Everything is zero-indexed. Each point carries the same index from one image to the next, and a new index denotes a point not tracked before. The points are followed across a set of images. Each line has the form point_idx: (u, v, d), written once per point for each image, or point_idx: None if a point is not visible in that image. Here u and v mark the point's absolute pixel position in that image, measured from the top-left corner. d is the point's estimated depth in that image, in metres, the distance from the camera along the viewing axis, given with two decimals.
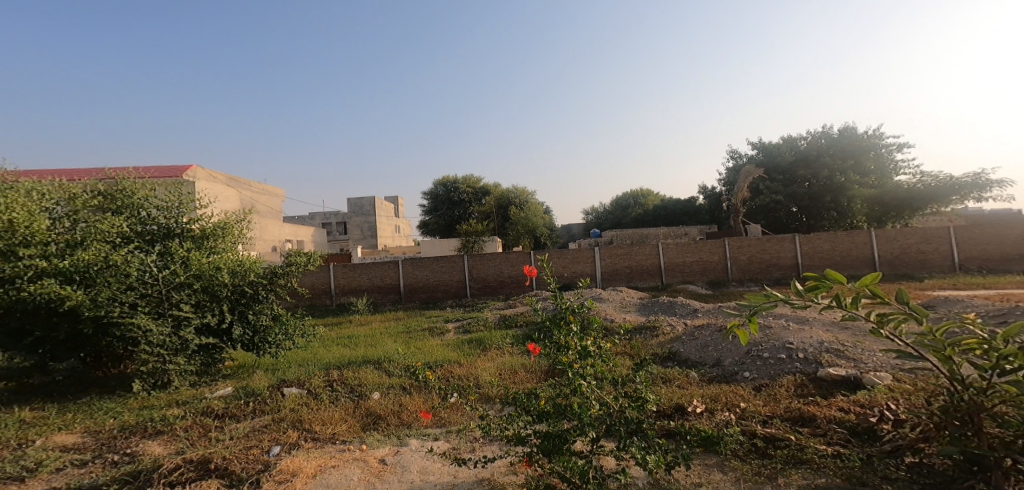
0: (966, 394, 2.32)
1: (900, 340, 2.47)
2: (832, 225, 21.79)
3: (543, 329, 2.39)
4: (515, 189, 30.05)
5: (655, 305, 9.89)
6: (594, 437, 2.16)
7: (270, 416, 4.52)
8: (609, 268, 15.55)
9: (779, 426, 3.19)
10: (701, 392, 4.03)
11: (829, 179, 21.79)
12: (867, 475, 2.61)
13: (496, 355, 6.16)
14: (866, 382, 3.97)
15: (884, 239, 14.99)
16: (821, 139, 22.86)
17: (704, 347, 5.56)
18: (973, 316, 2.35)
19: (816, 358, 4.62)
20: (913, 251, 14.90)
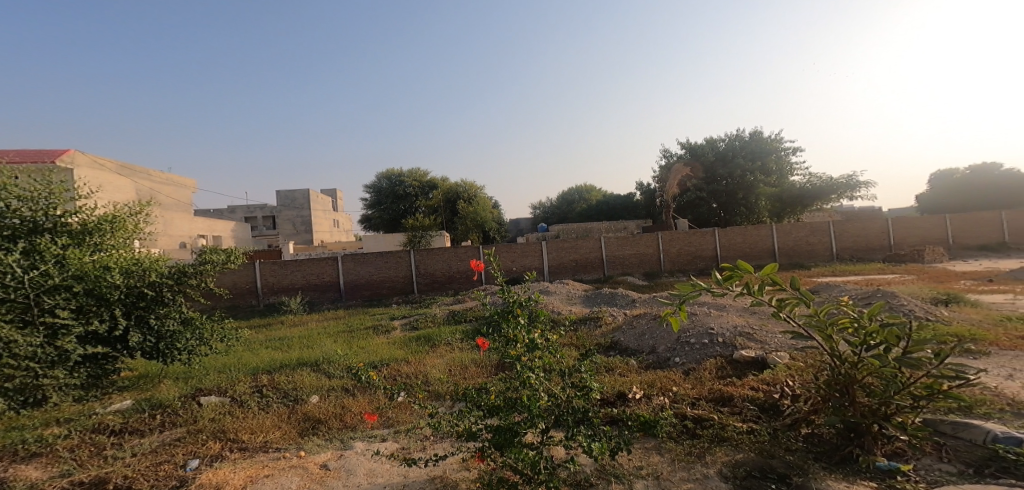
0: (842, 367, 2.70)
1: (793, 322, 2.80)
2: (743, 220, 24.06)
3: (489, 324, 2.47)
4: (464, 183, 29.44)
5: (599, 297, 10.29)
6: (543, 428, 2.26)
7: (184, 428, 4.11)
8: (555, 262, 15.87)
9: (704, 407, 3.48)
10: (636, 378, 4.29)
11: (741, 178, 23.92)
12: (774, 447, 2.91)
13: (445, 352, 6.08)
14: (771, 362, 4.44)
15: (782, 233, 16.77)
16: (735, 142, 24.89)
17: (642, 335, 5.88)
18: (845, 298, 2.74)
19: (731, 341, 5.08)
20: (804, 244, 16.82)
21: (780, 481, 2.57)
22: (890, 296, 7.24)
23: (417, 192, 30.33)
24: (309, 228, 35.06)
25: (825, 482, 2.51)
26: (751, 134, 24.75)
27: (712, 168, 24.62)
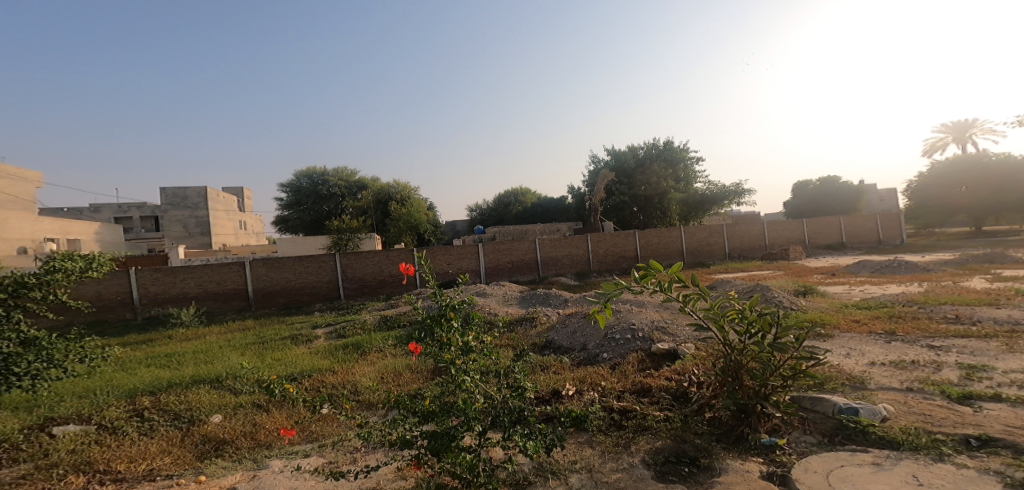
0: (733, 354, 3.01)
1: (694, 314, 3.05)
2: (659, 223, 25.96)
3: (421, 331, 2.58)
4: (396, 184, 28.12)
5: (533, 297, 10.40)
6: (481, 431, 2.42)
7: (31, 465, 3.36)
8: (492, 264, 15.64)
9: (627, 398, 3.67)
10: (567, 375, 4.41)
11: (657, 184, 25.72)
12: (685, 432, 3.14)
13: (376, 360, 6.08)
14: (681, 353, 4.82)
15: (689, 234, 18.40)
16: (652, 150, 26.68)
17: (574, 333, 6.05)
18: (733, 291, 3.07)
19: (648, 335, 5.44)
20: (704, 244, 18.67)
21: (692, 465, 2.81)
22: (765, 289, 8.31)
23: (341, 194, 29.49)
24: (206, 230, 30.87)
25: (727, 462, 2.77)
26: (664, 143, 26.75)
27: (633, 174, 26.14)
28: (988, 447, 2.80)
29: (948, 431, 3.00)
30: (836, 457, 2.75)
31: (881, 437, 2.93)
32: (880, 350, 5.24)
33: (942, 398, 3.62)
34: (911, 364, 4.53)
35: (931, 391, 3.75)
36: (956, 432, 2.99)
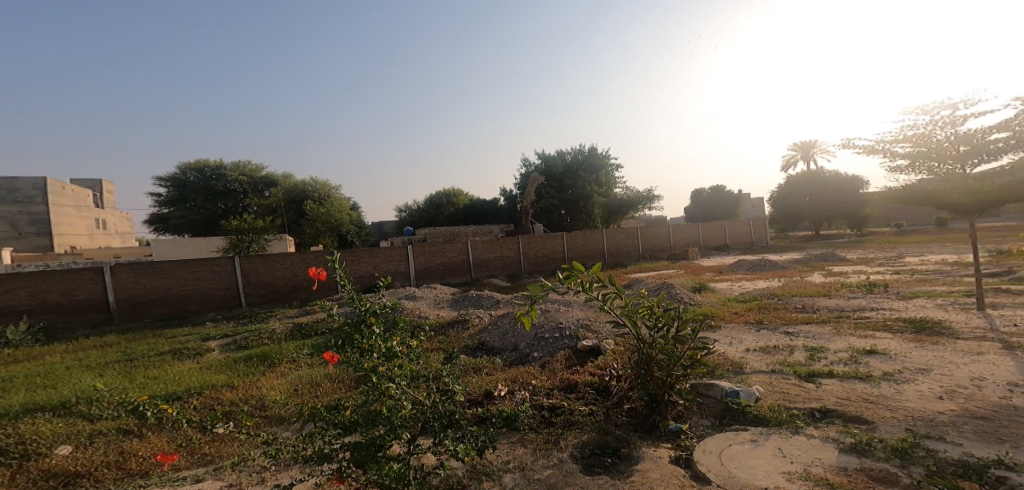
0: (645, 348, 3.22)
1: (611, 312, 3.20)
2: (585, 226, 27.10)
3: (339, 339, 2.48)
4: (314, 182, 26.26)
5: (465, 299, 10.21)
6: (410, 438, 2.39)
7: None
8: (423, 266, 15.07)
9: (556, 396, 3.78)
10: (498, 376, 4.42)
11: (583, 189, 26.79)
12: (608, 424, 3.28)
13: (288, 371, 5.67)
14: (603, 349, 5.06)
15: (610, 236, 19.46)
16: (579, 155, 27.67)
17: (505, 334, 6.10)
18: (645, 290, 3.28)
19: (575, 333, 5.60)
20: (622, 246, 19.84)
21: (614, 455, 2.96)
22: (670, 287, 8.99)
23: (242, 191, 27.32)
24: (45, 230, 26.34)
25: (642, 450, 2.95)
26: (589, 150, 27.88)
27: (561, 179, 26.98)
28: (827, 417, 3.26)
29: (800, 406, 3.45)
30: (726, 437, 3.02)
31: (755, 415, 3.29)
32: (754, 338, 5.93)
33: (793, 377, 4.18)
34: (774, 349, 5.18)
35: (786, 371, 4.33)
36: (805, 406, 3.44)
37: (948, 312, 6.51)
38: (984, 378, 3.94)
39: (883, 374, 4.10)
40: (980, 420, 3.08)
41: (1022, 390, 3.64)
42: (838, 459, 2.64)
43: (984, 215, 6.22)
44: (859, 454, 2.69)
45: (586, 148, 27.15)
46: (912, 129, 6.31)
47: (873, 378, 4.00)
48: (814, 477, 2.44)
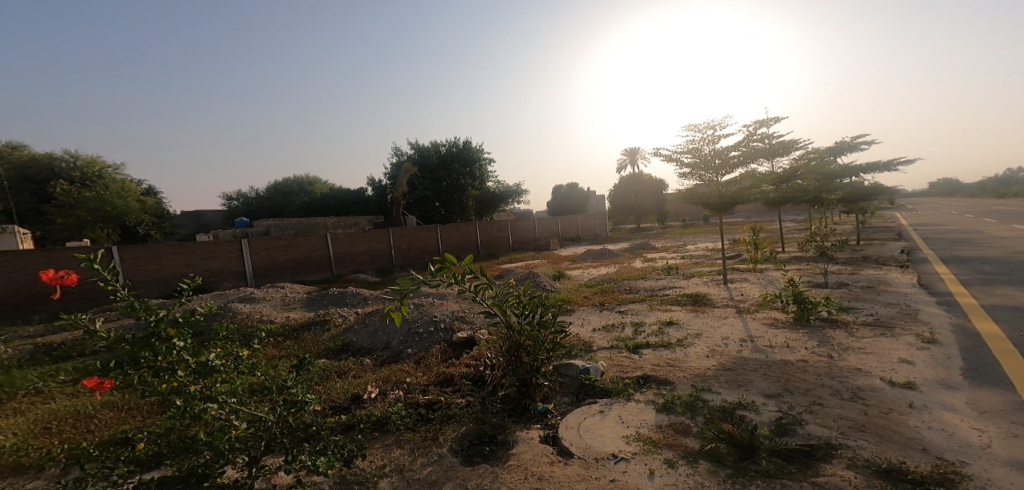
0: (513, 335, 3.51)
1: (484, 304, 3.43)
2: (460, 218, 27.81)
3: (119, 358, 2.06)
4: (70, 157, 19.93)
5: (323, 298, 9.55)
6: (251, 459, 2.29)
7: None
8: (264, 263, 14.06)
9: (432, 391, 4.07)
10: (372, 376, 4.68)
11: (457, 181, 27.36)
12: (485, 413, 3.49)
13: (28, 408, 4.30)
14: (478, 339, 5.74)
15: (483, 230, 21.51)
16: (454, 147, 28.13)
17: (374, 333, 6.43)
18: (512, 280, 3.63)
19: (451, 325, 6.22)
20: (493, 239, 22.14)
21: (491, 443, 3.17)
22: (534, 275, 9.60)
23: None
24: None
25: (516, 434, 3.17)
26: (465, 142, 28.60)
27: (436, 170, 27.23)
28: (647, 383, 3.92)
29: (629, 375, 4.09)
30: (581, 412, 3.39)
31: (602, 388, 3.77)
32: (590, 318, 6.82)
33: (624, 350, 4.92)
34: (612, 327, 6.00)
35: (619, 346, 5.07)
36: (632, 375, 4.09)
37: (708, 286, 8.56)
38: (730, 337, 5.25)
39: (677, 342, 5.11)
40: (728, 371, 4.08)
41: (748, 344, 4.97)
42: (656, 419, 3.19)
43: (730, 212, 7.88)
44: (667, 412, 3.29)
45: (460, 140, 27.68)
46: (691, 142, 8.01)
47: (672, 346, 4.96)
48: (644, 438, 2.90)
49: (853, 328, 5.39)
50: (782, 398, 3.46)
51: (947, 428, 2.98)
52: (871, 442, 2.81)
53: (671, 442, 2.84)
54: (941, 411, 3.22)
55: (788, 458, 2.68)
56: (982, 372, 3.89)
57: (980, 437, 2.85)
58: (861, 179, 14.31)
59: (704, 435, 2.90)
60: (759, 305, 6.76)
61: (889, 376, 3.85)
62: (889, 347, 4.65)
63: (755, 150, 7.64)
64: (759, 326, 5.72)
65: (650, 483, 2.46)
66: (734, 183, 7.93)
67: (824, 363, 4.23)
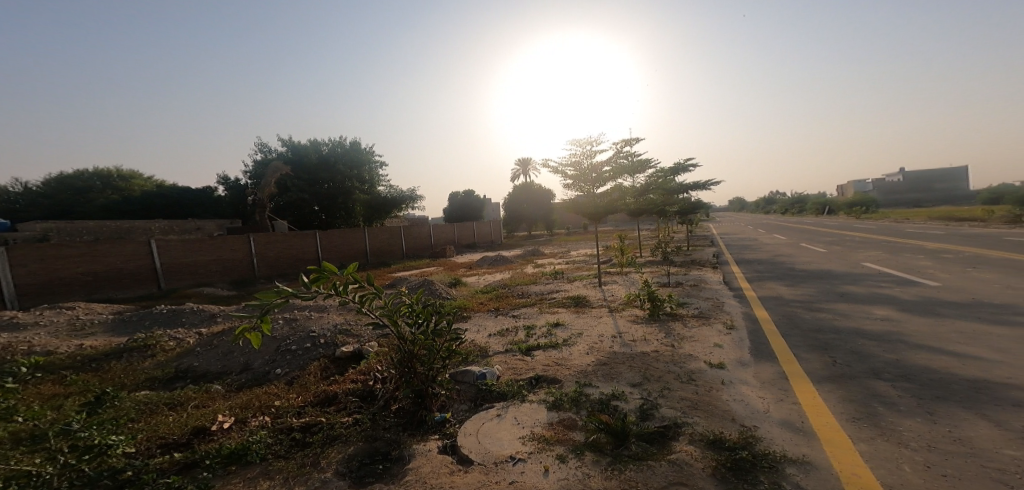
0: (405, 345, 3.60)
1: (371, 313, 3.67)
2: (343, 223, 25.90)
3: None
4: None
5: (147, 315, 8.60)
6: None
7: None
8: (33, 280, 11.59)
9: (311, 412, 3.96)
10: (229, 403, 4.42)
11: (341, 184, 25.84)
12: (376, 430, 3.42)
13: None
14: (365, 351, 5.79)
15: (372, 236, 21.77)
16: (337, 147, 26.56)
17: (226, 354, 6.25)
18: (404, 290, 3.81)
19: (336, 341, 6.43)
20: (385, 246, 22.54)
21: (385, 460, 3.05)
22: (429, 282, 9.49)
23: None
24: None
25: (413, 447, 3.09)
26: (349, 143, 27.35)
27: (315, 171, 25.41)
28: (539, 383, 4.07)
29: (522, 376, 4.23)
30: (479, 417, 3.41)
31: (498, 392, 3.85)
32: (485, 324, 6.83)
33: (517, 353, 5.06)
34: (507, 332, 6.12)
35: (512, 349, 5.20)
36: (526, 375, 4.24)
37: (588, 289, 9.23)
38: (605, 334, 5.72)
39: (563, 341, 5.41)
40: (605, 365, 4.43)
41: (617, 339, 5.46)
42: (548, 416, 3.34)
43: (603, 221, 8.72)
44: (556, 408, 3.47)
45: (343, 140, 26.36)
46: (572, 155, 8.57)
47: (559, 346, 5.24)
48: (537, 436, 3.02)
49: (686, 319, 6.27)
50: (644, 385, 3.85)
51: (748, 398, 3.62)
52: (701, 417, 3.25)
53: (561, 437, 3.00)
54: (741, 385, 3.90)
55: (649, 440, 2.96)
56: (761, 350, 4.87)
57: (763, 403, 3.54)
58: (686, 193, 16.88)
59: (588, 427, 3.09)
60: (625, 304, 7.45)
61: (708, 359, 4.55)
62: (707, 334, 5.52)
63: (623, 168, 8.51)
64: (625, 322, 6.35)
65: (545, 479, 2.57)
66: (607, 194, 8.66)
67: (668, 351, 4.85)
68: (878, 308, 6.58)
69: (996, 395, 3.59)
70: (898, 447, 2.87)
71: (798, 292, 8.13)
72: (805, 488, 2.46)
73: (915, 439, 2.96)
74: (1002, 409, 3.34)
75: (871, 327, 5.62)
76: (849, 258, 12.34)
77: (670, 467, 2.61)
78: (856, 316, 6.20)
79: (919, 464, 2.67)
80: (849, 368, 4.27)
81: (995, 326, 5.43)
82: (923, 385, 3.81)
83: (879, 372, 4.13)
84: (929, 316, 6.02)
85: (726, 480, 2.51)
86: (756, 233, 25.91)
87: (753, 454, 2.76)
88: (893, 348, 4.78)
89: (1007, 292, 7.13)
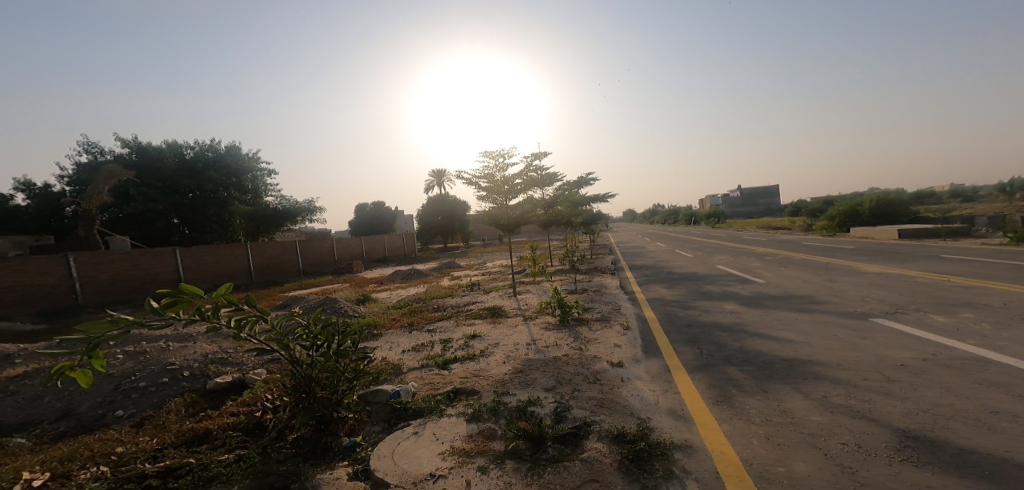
0: (301, 369, 3.36)
1: (255, 338, 3.50)
2: (214, 237, 23.30)
3: None
4: None
5: None
6: None
7: None
8: None
9: (176, 455, 3.62)
10: (44, 456, 3.84)
11: (213, 193, 23.18)
12: (268, 464, 3.21)
13: None
14: (249, 381, 5.42)
15: (258, 252, 20.89)
16: (207, 153, 23.79)
17: (34, 401, 5.36)
18: (297, 310, 3.55)
19: (206, 372, 5.92)
20: (276, 262, 21.86)
21: None
22: (332, 300, 9.20)
23: None
24: None
25: (318, 479, 2.90)
26: (225, 148, 24.56)
27: (174, 178, 22.09)
28: (458, 396, 4.04)
29: (440, 390, 4.17)
30: (394, 437, 3.30)
31: (413, 408, 3.78)
32: (407, 340, 6.63)
33: (434, 367, 4.99)
34: (422, 346, 6.02)
35: (429, 364, 5.12)
36: (444, 389, 4.18)
37: (505, 299, 9.40)
38: (520, 342, 5.86)
39: (480, 352, 5.42)
40: (521, 373, 4.51)
41: (532, 346, 5.61)
42: (468, 429, 3.32)
43: (515, 232, 8.96)
44: (475, 420, 3.47)
45: (214, 143, 23.69)
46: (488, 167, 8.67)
47: (477, 357, 5.24)
48: (457, 450, 3.00)
49: (591, 324, 6.65)
50: (557, 389, 4.00)
51: (642, 392, 3.98)
52: (607, 414, 3.48)
53: (482, 448, 3.00)
54: (637, 380, 4.27)
55: (564, 441, 3.09)
56: (650, 347, 5.39)
57: (654, 396, 3.91)
58: (586, 204, 18.05)
59: (508, 435, 3.15)
60: (539, 312, 7.70)
61: (609, 359, 4.90)
62: (608, 335, 5.95)
63: (533, 181, 8.85)
64: (539, 330, 6.52)
65: None
66: (519, 206, 8.95)
67: (577, 354, 5.13)
68: (728, 303, 7.71)
69: (808, 371, 4.42)
70: (750, 424, 3.37)
71: (671, 293, 9.17)
72: (690, 470, 2.75)
73: (760, 415, 3.52)
74: (814, 382, 4.13)
75: (724, 320, 6.57)
76: (707, 261, 14.26)
77: (584, 466, 2.75)
78: (714, 311, 7.19)
79: (762, 436, 3.18)
80: (711, 357, 4.93)
81: (803, 313, 6.73)
82: (762, 367, 4.54)
83: (730, 359, 4.83)
84: (762, 308, 7.20)
85: (630, 472, 2.71)
86: (641, 241, 28.60)
87: (649, 444, 3.03)
88: (739, 337, 5.65)
89: (815, 285, 8.81)
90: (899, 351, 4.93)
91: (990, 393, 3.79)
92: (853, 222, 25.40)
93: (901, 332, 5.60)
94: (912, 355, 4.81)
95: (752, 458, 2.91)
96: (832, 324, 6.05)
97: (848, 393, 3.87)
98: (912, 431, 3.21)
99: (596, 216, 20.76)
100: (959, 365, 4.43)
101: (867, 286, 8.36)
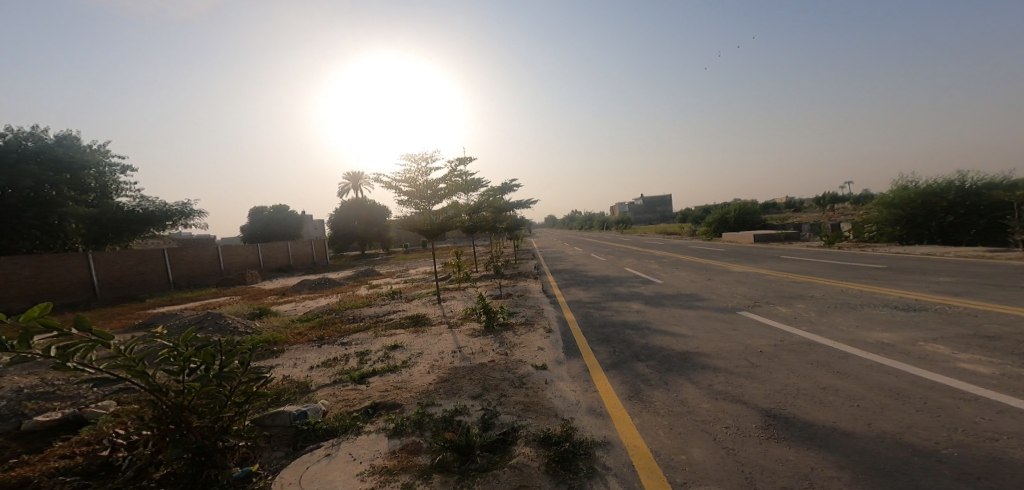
0: (166, 398, 2.86)
1: (91, 367, 2.86)
2: (32, 245, 18.84)
3: None
4: None
5: None
6: None
7: None
8: None
9: None
10: None
11: (35, 192, 18.93)
12: None
13: None
14: (89, 416, 4.49)
15: (104, 264, 18.04)
16: (25, 142, 19.41)
17: None
18: (159, 330, 2.98)
19: (20, 410, 4.79)
20: (135, 274, 19.09)
21: None
22: (216, 315, 8.25)
23: None
24: None
25: None
26: (55, 137, 20.36)
27: None
28: (377, 411, 3.80)
29: (357, 407, 3.91)
30: (302, 462, 3.07)
31: (325, 429, 3.53)
32: (316, 354, 6.19)
33: (349, 382, 4.68)
34: (335, 361, 5.64)
35: (343, 379, 4.80)
36: (362, 405, 3.92)
37: (428, 306, 9.19)
38: (445, 350, 5.69)
39: (402, 363, 5.20)
40: (446, 381, 4.38)
41: (457, 354, 5.48)
42: (389, 445, 3.14)
43: (440, 237, 8.92)
44: (398, 435, 3.29)
45: (35, 130, 19.38)
46: (408, 173, 8.67)
47: (398, 368, 5.01)
48: (377, 470, 2.82)
49: (515, 328, 6.72)
50: (483, 396, 3.94)
51: (566, 393, 4.11)
52: (532, 417, 3.53)
53: (406, 464, 2.86)
54: (559, 381, 4.41)
55: (492, 449, 3.06)
56: (570, 348, 5.62)
57: (576, 396, 4.06)
58: (509, 210, 18.45)
59: (433, 448, 3.03)
60: (463, 318, 7.62)
61: (533, 362, 4.99)
62: (531, 338, 6.08)
63: (456, 186, 8.91)
64: (464, 337, 6.38)
65: None
66: (442, 211, 9.01)
67: (502, 359, 5.14)
68: (633, 303, 8.36)
69: (697, 361, 4.94)
70: (656, 416, 3.66)
71: (586, 295, 9.70)
72: (610, 466, 2.89)
73: (662, 406, 3.84)
74: (701, 371, 4.62)
75: (631, 318, 7.11)
76: (615, 264, 15.44)
77: (513, 472, 2.74)
78: (623, 310, 7.75)
79: (665, 427, 3.47)
80: (621, 354, 5.29)
81: (690, 309, 7.55)
82: (661, 361, 4.98)
83: (637, 355, 5.23)
84: (660, 306, 7.93)
85: (556, 474, 2.77)
86: (558, 247, 29.98)
87: (572, 444, 3.13)
88: (643, 334, 6.15)
89: (699, 284, 9.94)
90: (758, 339, 5.76)
91: (821, 371, 4.58)
92: (722, 229, 29.77)
93: (760, 323, 6.53)
94: (767, 342, 5.64)
95: (659, 449, 3.15)
96: (711, 319, 6.85)
97: (726, 380, 4.40)
98: (772, 410, 3.75)
99: (517, 222, 21.48)
100: (798, 349, 5.30)
101: (736, 284, 9.64)
